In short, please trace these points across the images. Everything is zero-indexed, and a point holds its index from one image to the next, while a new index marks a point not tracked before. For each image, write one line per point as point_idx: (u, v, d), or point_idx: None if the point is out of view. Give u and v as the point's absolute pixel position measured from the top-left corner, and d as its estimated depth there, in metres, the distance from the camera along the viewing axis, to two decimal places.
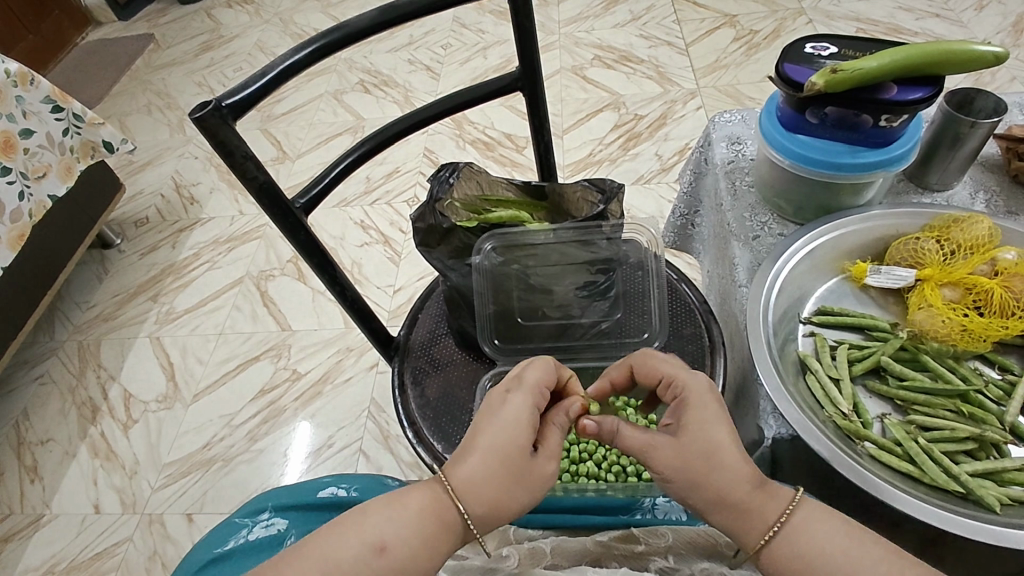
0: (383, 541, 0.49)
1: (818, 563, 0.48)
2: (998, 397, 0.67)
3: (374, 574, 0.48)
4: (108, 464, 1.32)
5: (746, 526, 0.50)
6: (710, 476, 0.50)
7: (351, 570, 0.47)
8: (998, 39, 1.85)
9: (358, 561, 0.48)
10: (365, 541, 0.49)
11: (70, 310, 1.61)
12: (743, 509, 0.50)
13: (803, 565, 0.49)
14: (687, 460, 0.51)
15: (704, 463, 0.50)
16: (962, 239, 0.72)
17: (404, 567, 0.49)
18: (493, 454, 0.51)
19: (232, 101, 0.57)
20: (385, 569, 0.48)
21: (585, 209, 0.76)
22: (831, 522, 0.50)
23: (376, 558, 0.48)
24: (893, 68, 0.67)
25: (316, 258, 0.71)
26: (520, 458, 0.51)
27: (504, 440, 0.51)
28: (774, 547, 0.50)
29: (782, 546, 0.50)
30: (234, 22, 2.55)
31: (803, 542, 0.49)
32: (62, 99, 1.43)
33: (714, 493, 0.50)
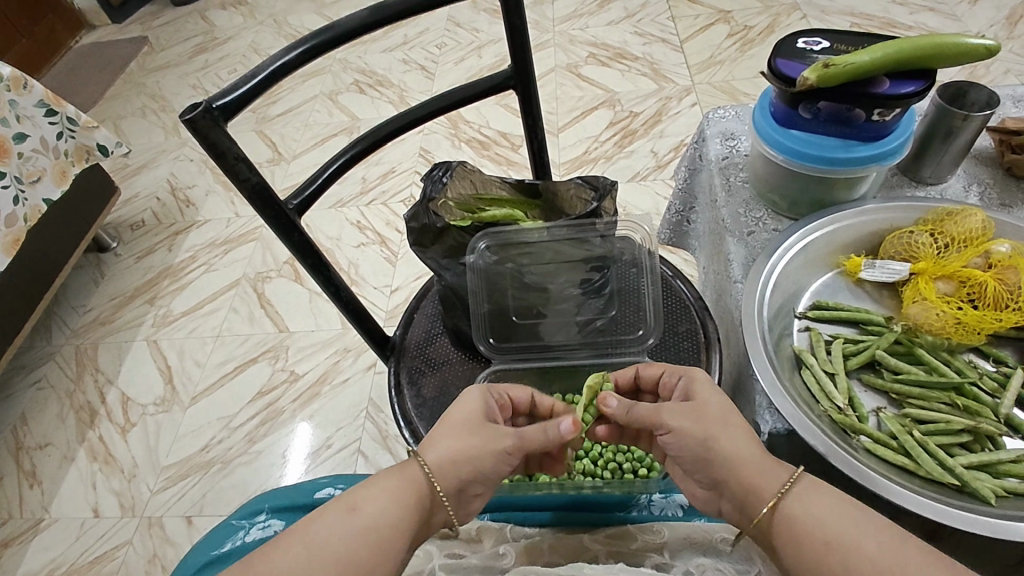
0: (356, 502, 0.51)
1: (823, 529, 0.48)
2: (992, 389, 0.67)
3: (351, 533, 0.49)
4: (107, 468, 1.32)
5: (755, 486, 0.52)
6: (724, 431, 0.55)
7: (328, 532, 0.49)
8: (992, 32, 1.85)
9: (335, 524, 0.49)
10: (339, 506, 0.51)
11: (67, 314, 1.61)
12: (753, 465, 0.53)
13: (805, 533, 0.49)
14: (703, 417, 0.56)
15: (716, 420, 0.55)
16: (955, 232, 0.72)
17: (379, 525, 0.50)
18: (450, 418, 0.59)
19: (223, 102, 0.57)
20: (359, 529, 0.49)
21: (579, 206, 0.76)
22: (835, 497, 0.51)
23: (349, 517, 0.50)
24: (885, 63, 0.67)
25: (309, 258, 0.71)
26: (474, 416, 0.60)
27: (464, 407, 0.60)
28: (784, 509, 0.51)
29: (792, 508, 0.51)
30: (228, 23, 2.54)
31: (809, 507, 0.50)
32: (55, 103, 1.43)
33: (728, 448, 0.54)
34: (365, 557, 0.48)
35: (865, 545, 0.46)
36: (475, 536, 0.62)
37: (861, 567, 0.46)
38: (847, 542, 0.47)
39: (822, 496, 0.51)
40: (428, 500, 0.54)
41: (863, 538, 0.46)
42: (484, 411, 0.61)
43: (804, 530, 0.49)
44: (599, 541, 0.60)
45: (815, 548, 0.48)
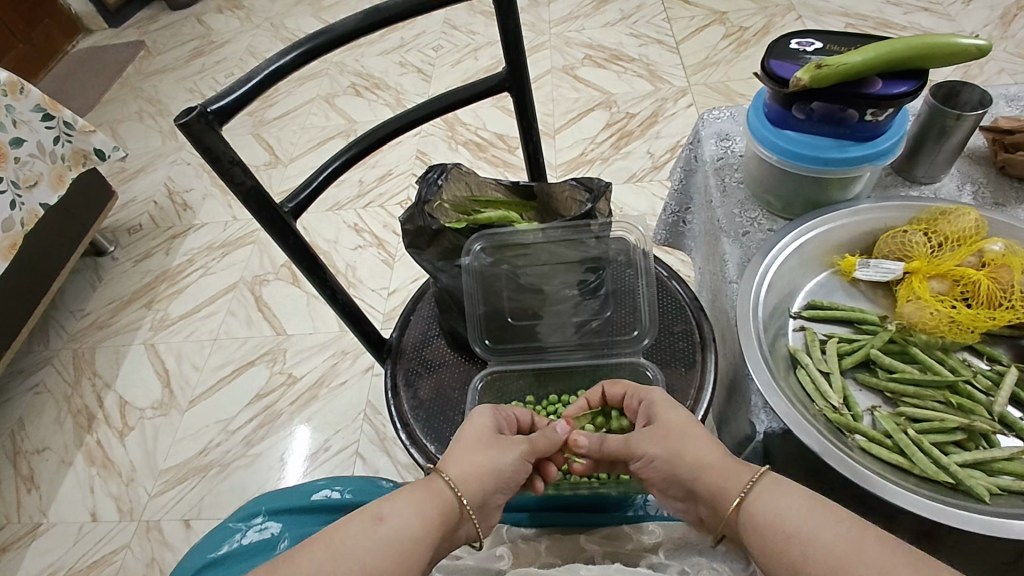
0: (383, 513, 0.50)
1: (782, 523, 0.48)
2: (986, 387, 0.67)
3: (379, 544, 0.48)
4: (105, 472, 1.31)
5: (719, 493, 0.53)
6: (687, 447, 0.56)
7: (357, 543, 0.47)
8: (987, 32, 1.86)
9: (362, 534, 0.48)
10: (365, 515, 0.49)
11: (64, 319, 1.61)
12: (715, 474, 0.53)
13: (769, 528, 0.48)
14: (666, 437, 0.57)
15: (678, 438, 0.57)
16: (949, 231, 0.73)
17: (407, 538, 0.49)
18: (469, 434, 0.59)
19: (218, 106, 0.57)
20: (388, 541, 0.48)
21: (573, 208, 0.76)
22: (795, 492, 0.49)
23: (377, 528, 0.48)
24: (877, 63, 0.68)
25: (305, 261, 0.71)
26: (492, 431, 0.60)
27: (474, 424, 0.60)
28: (749, 508, 0.50)
29: (755, 506, 0.50)
30: (225, 27, 2.55)
31: (771, 502, 0.50)
32: (52, 108, 1.43)
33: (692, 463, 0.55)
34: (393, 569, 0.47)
35: (821, 536, 0.45)
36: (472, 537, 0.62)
37: (820, 556, 0.45)
38: (804, 532, 0.46)
39: (786, 490, 0.50)
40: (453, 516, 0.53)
41: (818, 528, 0.46)
42: (497, 425, 0.62)
43: (767, 526, 0.49)
44: (594, 541, 0.60)
45: (777, 543, 0.47)
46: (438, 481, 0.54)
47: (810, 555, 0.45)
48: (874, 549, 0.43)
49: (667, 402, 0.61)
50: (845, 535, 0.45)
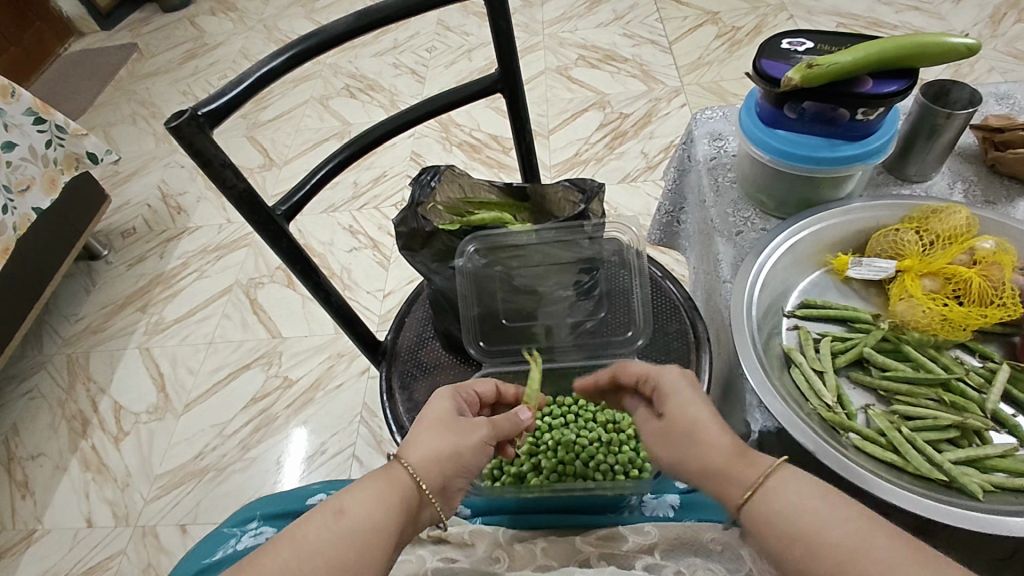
0: (343, 506, 0.49)
1: (791, 522, 0.48)
2: (978, 384, 0.68)
3: (340, 537, 0.47)
4: (100, 477, 1.31)
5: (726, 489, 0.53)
6: (699, 442, 0.55)
7: (318, 537, 0.47)
8: (977, 31, 1.87)
9: (323, 529, 0.47)
10: (325, 509, 0.49)
11: (58, 324, 1.60)
12: (721, 475, 0.53)
13: (777, 527, 0.49)
14: (683, 431, 0.57)
15: (689, 433, 0.56)
16: (941, 229, 0.73)
17: (368, 528, 0.48)
18: (432, 418, 0.59)
19: (209, 109, 0.57)
20: (349, 532, 0.48)
21: (567, 208, 0.76)
22: (806, 486, 0.50)
23: (338, 520, 0.48)
24: (867, 62, 0.68)
25: (298, 264, 0.71)
26: (454, 415, 0.60)
27: (434, 407, 0.60)
28: (753, 508, 0.51)
29: (759, 506, 0.50)
30: (218, 29, 2.54)
31: (778, 503, 0.50)
32: (44, 111, 1.42)
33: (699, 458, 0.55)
34: (354, 559, 0.47)
35: (830, 536, 0.46)
36: (467, 541, 0.62)
37: (828, 553, 0.46)
38: (812, 532, 0.47)
39: (793, 485, 0.50)
40: (416, 503, 0.53)
41: (827, 529, 0.46)
42: (458, 408, 0.62)
43: (773, 524, 0.49)
44: (590, 543, 0.60)
45: (782, 540, 0.49)
46: (399, 468, 0.54)
47: (818, 555, 0.46)
48: (883, 549, 0.44)
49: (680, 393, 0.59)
50: (854, 534, 0.46)
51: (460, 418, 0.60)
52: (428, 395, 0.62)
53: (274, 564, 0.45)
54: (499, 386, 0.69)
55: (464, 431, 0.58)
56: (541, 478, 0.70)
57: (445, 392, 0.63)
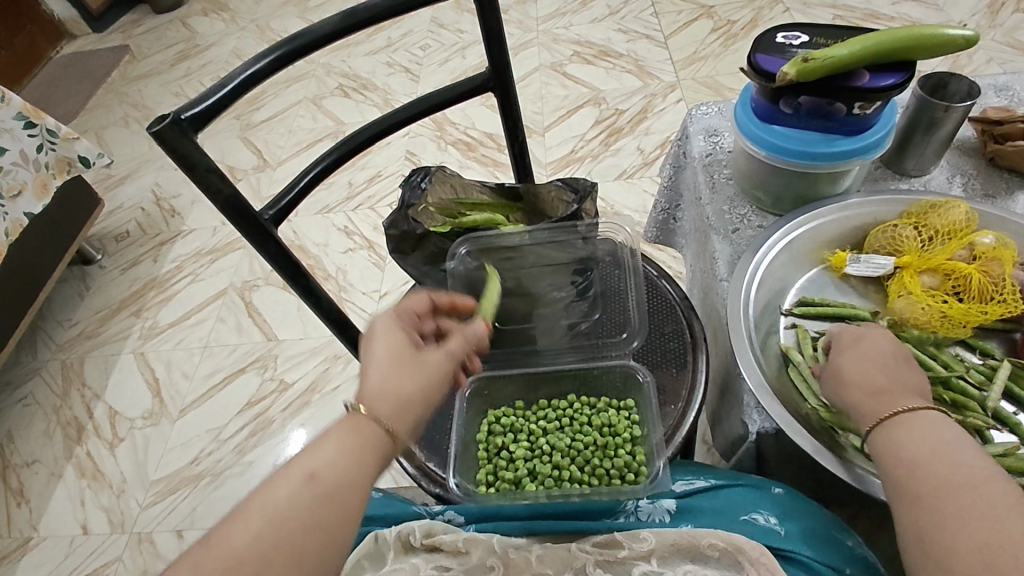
0: (313, 467, 0.46)
1: (912, 452, 0.51)
2: (980, 381, 0.67)
3: (312, 501, 0.45)
4: (95, 484, 1.30)
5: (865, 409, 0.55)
6: (859, 367, 0.58)
7: (290, 505, 0.44)
8: (974, 21, 1.86)
9: (293, 496, 0.45)
10: (296, 472, 0.46)
11: (52, 329, 1.59)
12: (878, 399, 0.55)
13: (897, 451, 0.51)
14: (868, 360, 0.59)
15: (858, 360, 0.59)
16: (939, 224, 0.72)
17: (341, 486, 0.46)
18: (389, 354, 0.54)
19: (192, 113, 0.56)
20: (321, 497, 0.45)
21: (559, 208, 0.76)
22: (946, 429, 0.52)
23: (309, 486, 0.45)
24: (864, 55, 0.67)
25: (288, 268, 0.70)
26: (411, 347, 0.55)
27: (390, 341, 0.55)
28: (884, 429, 0.53)
29: (888, 429, 0.53)
30: (210, 30, 2.52)
31: (911, 435, 0.52)
32: (34, 115, 1.41)
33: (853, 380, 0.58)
34: (328, 518, 0.45)
35: (948, 470, 0.48)
36: (462, 549, 0.60)
37: (938, 482, 0.48)
38: (932, 462, 0.49)
39: (930, 425, 0.52)
40: (387, 449, 0.50)
41: (949, 464, 0.49)
42: (411, 337, 0.57)
43: (892, 445, 0.52)
44: (587, 550, 0.59)
45: (893, 464, 0.51)
46: (361, 416, 0.50)
47: (926, 479, 0.49)
48: (997, 493, 0.46)
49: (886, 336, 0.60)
50: (973, 474, 0.48)
51: (416, 352, 0.55)
52: (374, 328, 0.56)
53: (247, 535, 0.43)
54: (434, 295, 0.64)
55: (424, 367, 0.54)
56: (537, 483, 0.69)
57: (393, 321, 0.57)
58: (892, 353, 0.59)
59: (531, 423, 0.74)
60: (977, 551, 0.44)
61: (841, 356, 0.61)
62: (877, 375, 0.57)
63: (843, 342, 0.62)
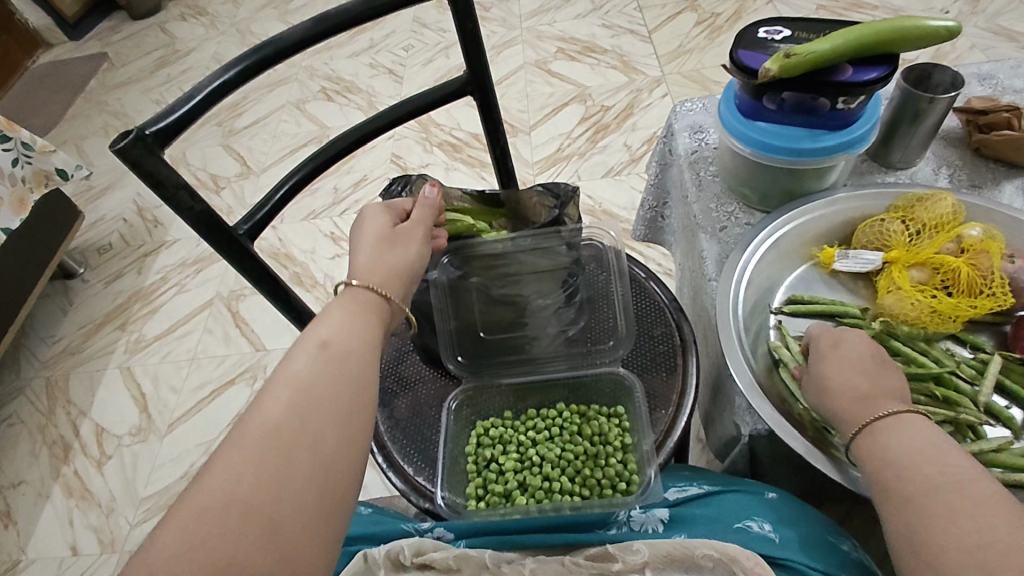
0: (324, 338, 0.48)
1: (899, 452, 0.50)
2: (971, 376, 0.66)
3: (329, 365, 0.47)
4: (84, 503, 1.28)
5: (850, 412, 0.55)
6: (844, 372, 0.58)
7: (312, 372, 0.46)
8: (957, 9, 1.86)
9: (311, 364, 0.46)
10: (307, 343, 0.48)
11: (35, 346, 1.57)
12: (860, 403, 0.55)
13: (883, 454, 0.51)
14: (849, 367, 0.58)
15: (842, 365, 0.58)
16: (927, 218, 0.71)
17: (352, 354, 0.49)
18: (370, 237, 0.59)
19: (158, 128, 0.54)
20: (337, 359, 0.48)
21: (543, 214, 0.74)
22: (930, 432, 0.51)
23: (323, 352, 0.47)
24: (846, 49, 0.66)
25: (266, 283, 0.69)
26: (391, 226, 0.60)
27: (373, 224, 0.60)
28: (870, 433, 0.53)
29: (872, 434, 0.52)
30: (189, 35, 2.49)
31: (895, 436, 0.51)
32: (9, 129, 1.38)
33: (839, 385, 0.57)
34: (349, 378, 0.47)
35: (933, 470, 0.48)
36: (453, 566, 0.59)
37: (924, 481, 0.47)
38: (918, 463, 0.48)
39: (914, 424, 0.52)
40: (386, 314, 0.55)
41: (934, 464, 0.48)
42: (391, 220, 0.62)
43: (878, 448, 0.51)
44: (580, 564, 0.58)
45: (880, 468, 0.50)
46: (357, 289, 0.54)
47: (912, 478, 0.48)
48: (985, 491, 0.45)
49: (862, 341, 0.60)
50: (958, 473, 0.47)
51: (396, 228, 0.60)
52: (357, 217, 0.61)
53: (280, 410, 0.43)
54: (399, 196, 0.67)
55: (402, 239, 0.59)
56: (527, 496, 0.69)
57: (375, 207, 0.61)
58: (873, 358, 0.58)
59: (521, 433, 0.74)
60: (969, 550, 0.43)
61: (820, 365, 0.60)
62: (859, 379, 0.56)
63: (825, 347, 0.61)
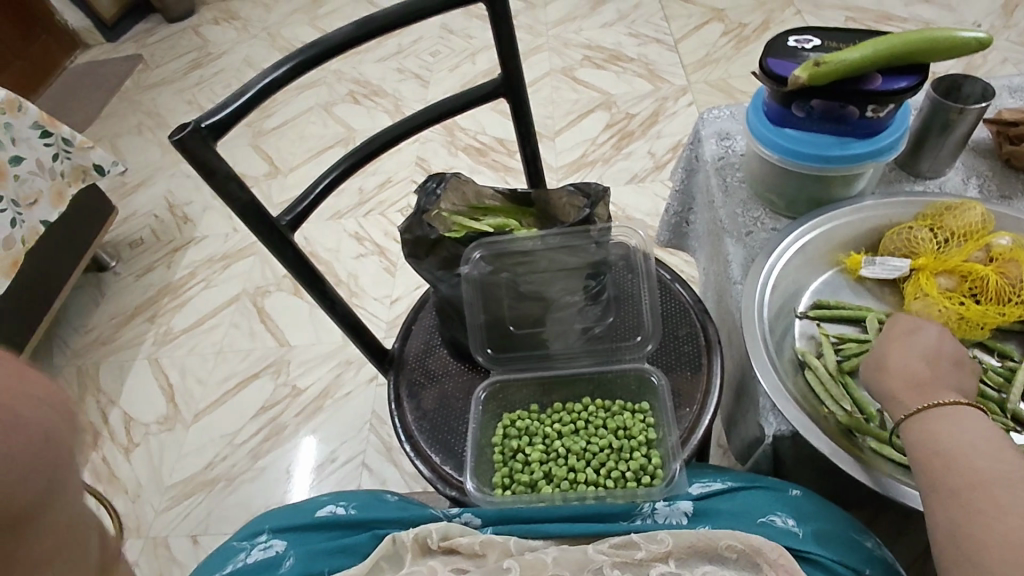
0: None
1: (952, 442, 0.52)
2: (998, 384, 0.66)
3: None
4: (111, 489, 1.31)
5: (903, 396, 0.58)
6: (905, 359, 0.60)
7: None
8: (988, 22, 1.85)
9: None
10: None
11: (68, 335, 1.61)
12: (919, 390, 0.57)
13: (936, 442, 0.53)
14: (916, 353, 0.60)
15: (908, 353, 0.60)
16: (956, 226, 0.71)
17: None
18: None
19: (212, 121, 0.57)
20: None
21: (572, 214, 0.76)
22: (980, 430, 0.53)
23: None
24: (876, 59, 0.67)
25: (304, 274, 0.71)
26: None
27: None
28: (924, 420, 0.55)
29: (918, 420, 0.56)
30: (222, 38, 2.55)
31: (950, 428, 0.53)
32: (50, 125, 1.43)
33: (900, 368, 0.59)
34: None
35: (977, 464, 0.50)
36: (478, 551, 0.61)
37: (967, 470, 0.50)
38: (964, 455, 0.51)
39: (972, 422, 0.54)
40: None
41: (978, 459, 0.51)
42: None
43: (925, 433, 0.54)
44: (604, 551, 0.59)
45: (924, 451, 0.53)
46: None
47: (961, 469, 0.51)
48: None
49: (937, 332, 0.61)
50: (1002, 469, 0.50)
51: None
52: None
53: None
54: None
55: None
56: (552, 486, 0.71)
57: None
58: (941, 352, 0.60)
59: (545, 426, 0.75)
60: (1006, 544, 0.46)
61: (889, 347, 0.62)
62: (920, 365, 0.59)
63: (898, 332, 0.62)
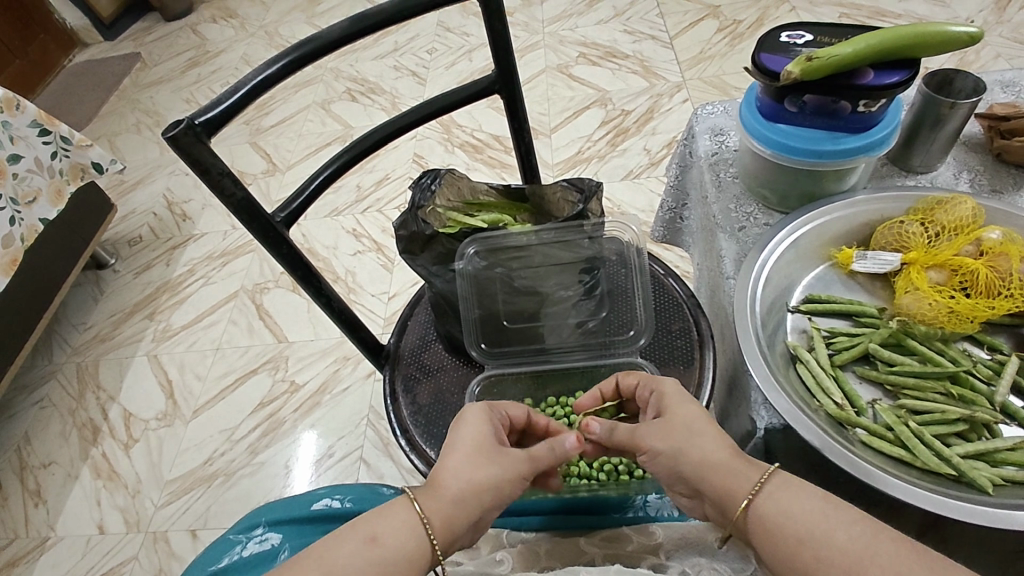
0: (376, 532, 0.50)
1: (799, 521, 0.48)
2: (987, 376, 0.67)
3: (371, 567, 0.48)
4: (111, 484, 1.32)
5: (731, 486, 0.52)
6: (691, 441, 0.55)
7: (348, 564, 0.48)
8: (982, 17, 1.85)
9: (354, 556, 0.48)
10: (358, 534, 0.50)
11: (67, 332, 1.62)
12: (723, 475, 0.53)
13: (787, 522, 0.49)
14: (673, 434, 0.56)
15: (685, 433, 0.56)
16: (946, 220, 0.72)
17: (398, 556, 0.50)
18: (465, 442, 0.57)
19: (205, 118, 0.57)
20: (382, 558, 0.49)
21: (566, 208, 0.77)
22: (808, 488, 0.50)
23: (370, 549, 0.49)
24: (868, 53, 0.67)
25: (299, 269, 0.71)
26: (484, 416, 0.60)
27: (473, 431, 0.58)
28: (757, 507, 0.51)
29: (764, 507, 0.50)
30: (220, 36, 2.55)
31: (782, 505, 0.50)
32: (48, 123, 1.43)
33: (700, 458, 0.54)
34: None
35: (835, 537, 0.46)
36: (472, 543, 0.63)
37: (833, 560, 0.45)
38: (816, 535, 0.47)
39: (793, 491, 0.50)
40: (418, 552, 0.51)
41: (832, 529, 0.46)
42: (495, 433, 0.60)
43: (777, 529, 0.49)
44: (595, 544, 0.60)
45: (788, 545, 0.48)
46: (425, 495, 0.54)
47: (824, 545, 0.46)
48: (887, 551, 0.44)
49: (676, 396, 0.59)
50: (861, 538, 0.45)
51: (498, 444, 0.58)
52: (459, 418, 0.60)
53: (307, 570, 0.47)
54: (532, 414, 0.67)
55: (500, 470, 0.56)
56: None
57: (482, 414, 0.60)
58: (683, 422, 0.57)
59: None
60: None
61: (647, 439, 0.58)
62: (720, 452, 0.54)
63: (678, 421, 0.57)
